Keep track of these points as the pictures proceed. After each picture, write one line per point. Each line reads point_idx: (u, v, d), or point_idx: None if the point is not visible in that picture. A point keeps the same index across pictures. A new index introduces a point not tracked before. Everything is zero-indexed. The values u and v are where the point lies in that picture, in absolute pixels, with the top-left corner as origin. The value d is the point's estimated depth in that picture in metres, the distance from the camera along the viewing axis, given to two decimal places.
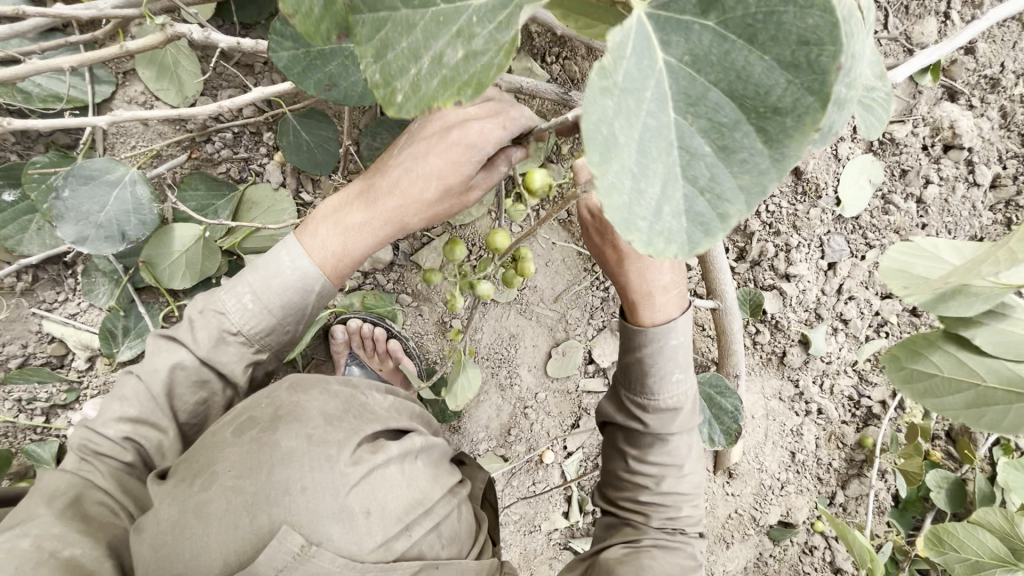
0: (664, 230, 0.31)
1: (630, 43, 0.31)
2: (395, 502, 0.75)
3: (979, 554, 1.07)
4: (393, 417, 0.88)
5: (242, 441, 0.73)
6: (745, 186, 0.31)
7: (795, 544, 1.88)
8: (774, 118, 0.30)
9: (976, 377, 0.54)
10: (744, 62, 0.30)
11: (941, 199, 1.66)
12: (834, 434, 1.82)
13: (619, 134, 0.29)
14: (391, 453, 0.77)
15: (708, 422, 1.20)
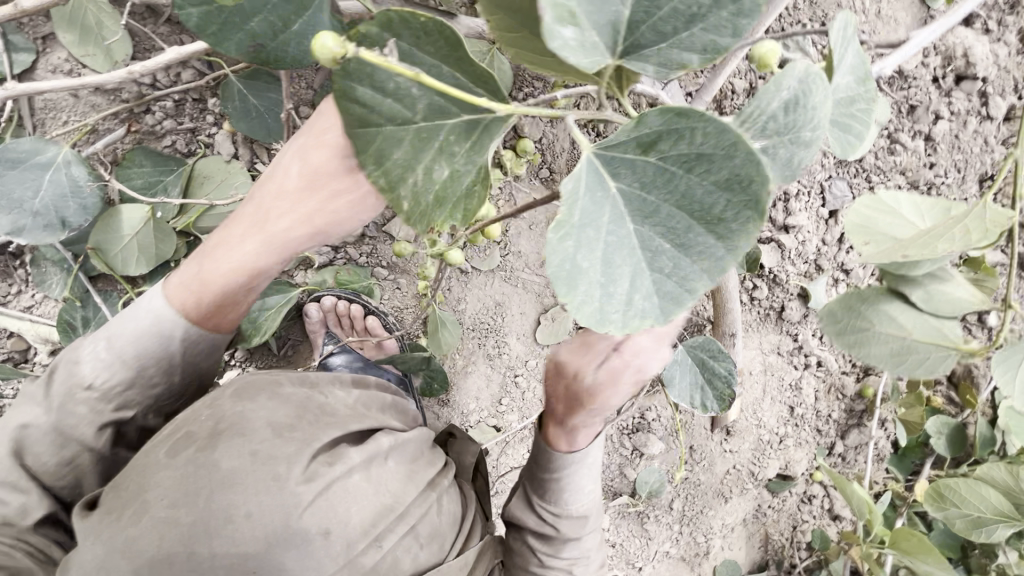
0: (637, 310, 0.45)
1: (579, 183, 0.46)
2: (358, 514, 0.72)
3: (983, 511, 1.04)
4: (358, 416, 0.84)
5: (177, 463, 0.68)
6: (707, 269, 0.45)
7: (794, 495, 1.88)
8: (722, 223, 0.43)
9: (906, 331, 0.67)
10: (686, 187, 0.44)
11: (951, 135, 1.57)
12: (833, 385, 1.80)
13: (584, 260, 0.45)
14: (352, 460, 0.74)
15: (700, 387, 1.15)
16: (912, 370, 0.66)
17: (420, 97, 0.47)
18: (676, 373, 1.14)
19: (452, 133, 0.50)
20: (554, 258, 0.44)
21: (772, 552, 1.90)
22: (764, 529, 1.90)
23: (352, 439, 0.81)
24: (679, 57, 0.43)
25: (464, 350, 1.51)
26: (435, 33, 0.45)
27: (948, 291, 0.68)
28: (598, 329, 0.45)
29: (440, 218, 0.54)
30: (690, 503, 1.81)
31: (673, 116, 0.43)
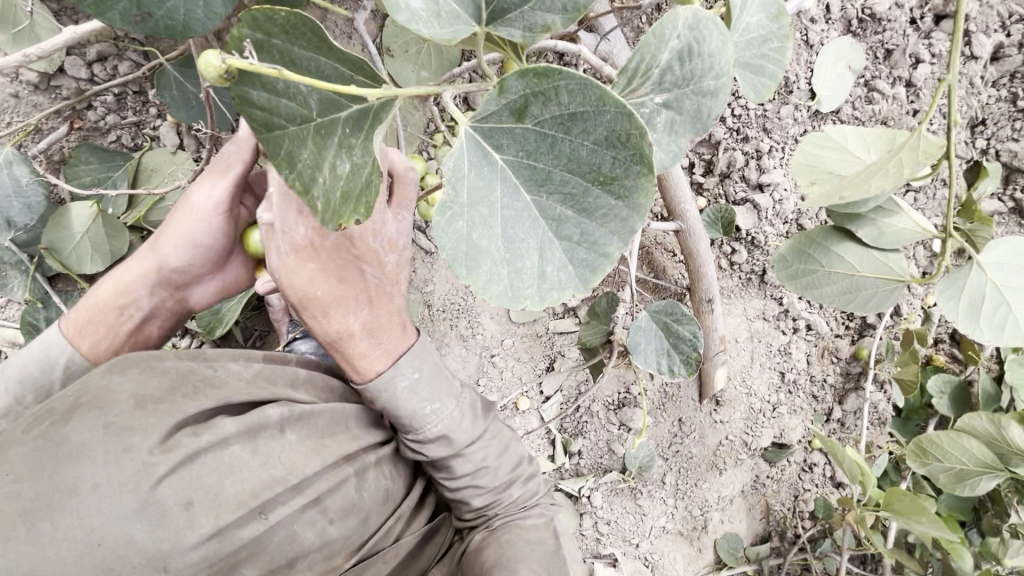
0: (552, 282, 0.40)
1: (462, 154, 0.39)
2: (231, 485, 0.71)
3: (964, 462, 1.00)
4: (246, 389, 0.84)
5: (28, 438, 0.66)
6: (617, 230, 0.38)
7: (793, 463, 1.84)
8: (615, 182, 0.37)
9: (853, 270, 0.80)
10: (571, 150, 0.37)
11: (934, 79, 1.49)
12: (826, 348, 1.74)
13: (479, 239, 0.39)
14: (225, 431, 0.74)
15: (667, 352, 1.11)
16: (863, 300, 0.82)
17: (309, 93, 0.43)
18: (640, 338, 1.10)
19: (346, 125, 0.46)
20: (442, 246, 0.39)
21: (774, 523, 1.86)
22: (764, 500, 1.85)
23: (233, 412, 0.80)
24: (542, 19, 0.41)
25: (437, 333, 1.48)
26: (300, 25, 0.41)
27: (888, 226, 0.77)
28: (514, 307, 0.40)
29: (347, 214, 0.46)
30: (684, 476, 1.78)
31: (533, 77, 0.35)
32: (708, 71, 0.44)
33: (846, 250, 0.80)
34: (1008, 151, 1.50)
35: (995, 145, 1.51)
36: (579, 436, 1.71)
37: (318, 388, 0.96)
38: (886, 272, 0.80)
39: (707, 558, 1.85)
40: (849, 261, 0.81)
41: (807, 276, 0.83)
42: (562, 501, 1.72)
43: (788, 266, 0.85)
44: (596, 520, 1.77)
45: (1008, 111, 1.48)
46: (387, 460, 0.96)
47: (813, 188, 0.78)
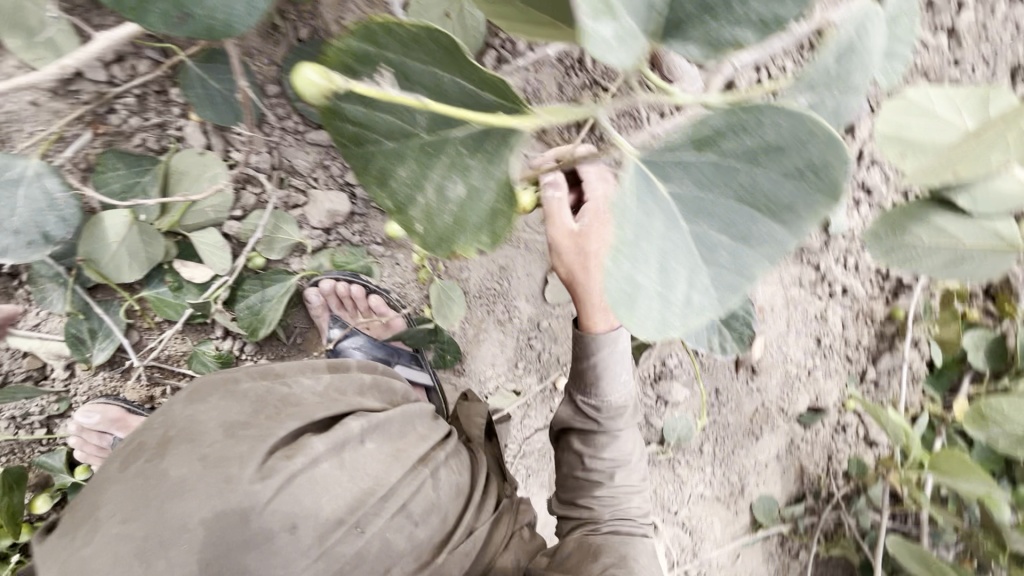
0: (697, 308, 0.36)
1: (632, 181, 0.37)
2: (331, 504, 0.86)
3: None
4: (321, 405, 0.97)
5: (128, 476, 0.79)
6: (769, 254, 0.37)
7: (827, 426, 1.84)
8: (785, 209, 0.36)
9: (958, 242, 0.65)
10: (750, 181, 0.36)
11: (978, 24, 1.41)
12: (861, 311, 1.72)
13: (641, 275, 0.34)
14: (315, 451, 0.88)
15: (719, 330, 1.09)
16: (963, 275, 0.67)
17: (420, 113, 0.42)
18: None
19: (461, 145, 0.44)
20: (608, 283, 0.34)
21: (808, 484, 1.88)
22: (798, 463, 1.87)
23: (316, 428, 0.94)
24: (729, 34, 0.39)
25: (473, 319, 1.47)
26: (427, 39, 0.39)
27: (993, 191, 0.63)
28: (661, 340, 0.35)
29: (462, 243, 0.47)
30: (720, 444, 1.80)
31: (739, 112, 0.36)
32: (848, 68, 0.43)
33: (950, 222, 0.65)
34: None
35: None
36: None
37: (382, 393, 1.09)
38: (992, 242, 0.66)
39: (743, 520, 1.90)
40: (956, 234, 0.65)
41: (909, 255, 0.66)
42: None
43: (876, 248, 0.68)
44: None
45: None
46: (457, 457, 1.09)
47: (902, 159, 0.63)
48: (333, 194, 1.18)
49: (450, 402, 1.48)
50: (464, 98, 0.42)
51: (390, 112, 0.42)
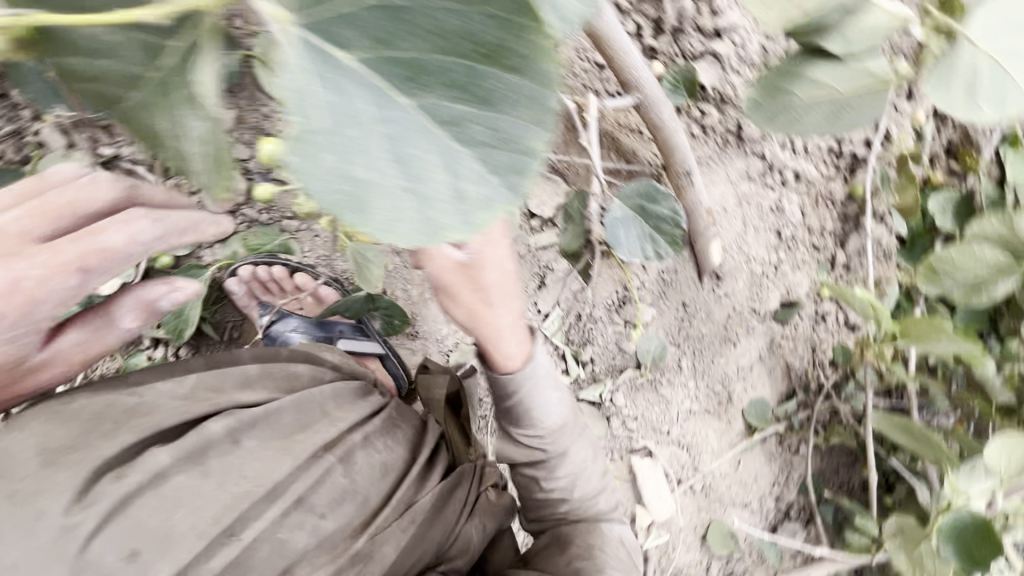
0: (475, 200, 0.28)
1: (301, 54, 0.28)
2: (185, 518, 0.81)
3: (979, 270, 0.93)
4: (179, 409, 0.93)
5: None
6: (530, 113, 0.27)
7: (805, 320, 1.78)
8: (502, 49, 0.26)
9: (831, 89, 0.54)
10: (437, 15, 0.26)
11: None
12: (820, 195, 1.65)
13: (359, 171, 0.26)
14: (160, 464, 0.84)
15: (649, 237, 1.04)
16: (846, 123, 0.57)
17: (124, 44, 0.42)
18: (618, 230, 1.03)
19: (175, 74, 0.43)
20: (319, 194, 0.26)
21: (797, 380, 1.83)
22: (783, 360, 1.82)
23: (173, 433, 0.91)
24: None
25: (415, 278, 1.42)
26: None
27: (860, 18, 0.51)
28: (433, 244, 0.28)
29: (215, 184, 0.49)
30: (698, 357, 1.77)
31: None
32: None
33: (828, 74, 0.53)
34: None
35: None
36: (587, 345, 1.73)
37: (275, 380, 1.07)
38: (867, 79, 0.55)
39: (738, 428, 1.86)
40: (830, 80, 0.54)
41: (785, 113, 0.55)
42: (589, 411, 1.78)
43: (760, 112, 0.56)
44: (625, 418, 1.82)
45: None
46: (378, 436, 1.08)
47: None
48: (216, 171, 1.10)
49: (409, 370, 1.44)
50: (127, 2, 0.38)
51: (98, 53, 0.43)
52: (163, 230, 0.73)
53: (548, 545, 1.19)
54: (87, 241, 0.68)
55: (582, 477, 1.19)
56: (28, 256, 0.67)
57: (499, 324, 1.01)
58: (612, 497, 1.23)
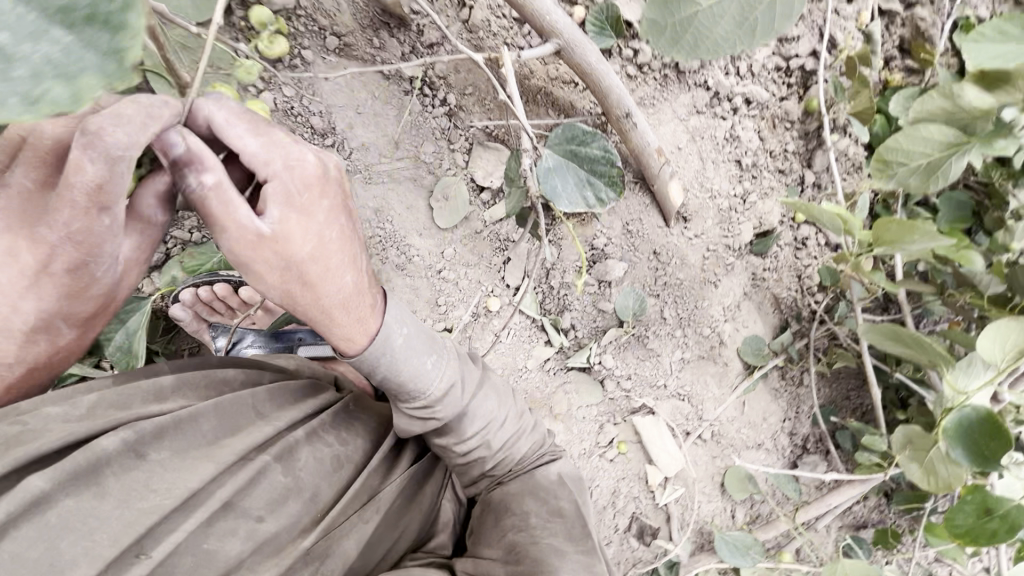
0: None
1: None
2: (76, 546, 0.68)
3: (929, 153, 0.90)
4: (74, 425, 0.78)
5: None
6: None
7: (784, 248, 1.72)
8: None
9: None
10: None
11: None
12: (775, 116, 1.58)
13: None
14: (37, 489, 0.68)
15: (588, 183, 1.03)
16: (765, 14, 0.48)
17: None
18: (554, 179, 1.02)
19: None
20: None
21: (788, 310, 1.78)
22: (771, 293, 1.76)
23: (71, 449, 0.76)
24: None
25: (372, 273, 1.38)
26: None
27: None
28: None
29: None
30: (681, 305, 1.72)
31: None
32: None
33: None
34: None
35: None
36: (566, 312, 1.70)
37: (196, 388, 0.94)
38: None
39: (735, 369, 1.81)
40: None
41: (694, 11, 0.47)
42: (579, 377, 1.79)
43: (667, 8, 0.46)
44: (618, 381, 1.79)
45: None
46: (327, 430, 1.02)
47: None
48: None
49: None
50: None
51: None
52: (140, 143, 0.64)
53: (485, 511, 1.10)
54: (81, 183, 0.64)
55: (495, 427, 1.09)
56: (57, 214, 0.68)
57: (331, 303, 0.90)
58: (538, 434, 1.17)
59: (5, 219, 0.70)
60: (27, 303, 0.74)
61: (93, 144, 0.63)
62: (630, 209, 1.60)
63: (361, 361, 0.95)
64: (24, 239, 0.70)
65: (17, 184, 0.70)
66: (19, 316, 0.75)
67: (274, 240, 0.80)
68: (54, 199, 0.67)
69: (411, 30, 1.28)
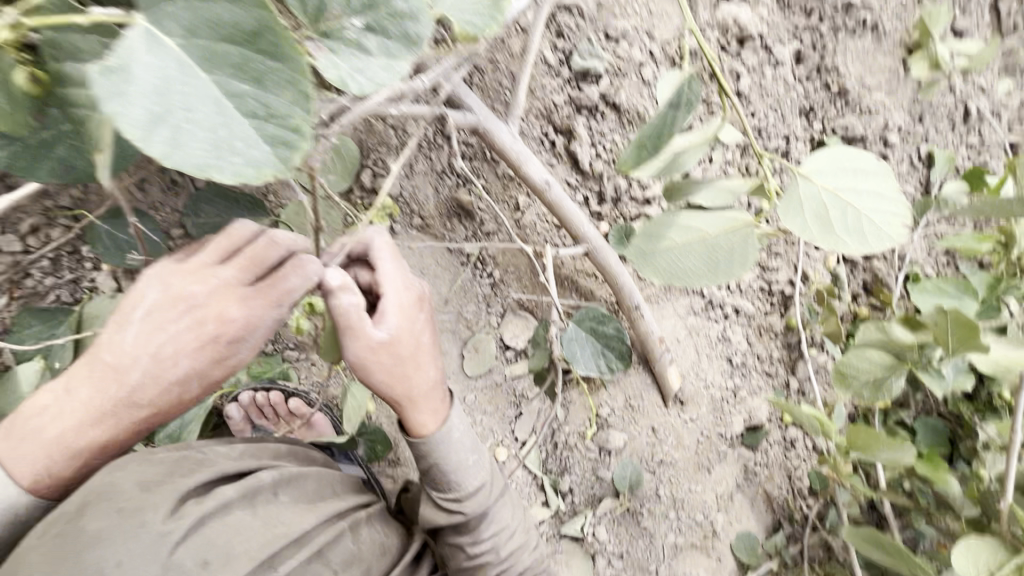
0: None
1: None
2: (239, 545, 0.88)
3: (875, 371, 1.13)
4: (235, 461, 1.01)
5: (46, 539, 0.81)
6: None
7: (775, 445, 1.84)
8: None
9: (702, 232, 0.89)
10: None
11: (757, 85, 1.67)
12: (762, 327, 1.85)
13: None
14: (226, 496, 0.92)
15: (603, 353, 1.26)
16: (720, 259, 0.88)
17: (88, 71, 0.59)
18: (574, 347, 1.26)
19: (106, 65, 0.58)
20: None
21: (779, 509, 1.83)
22: (762, 489, 1.84)
23: (228, 479, 0.98)
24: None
25: None
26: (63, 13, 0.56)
27: (707, 192, 0.97)
28: (198, 175, 0.42)
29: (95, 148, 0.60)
30: (676, 486, 1.80)
31: None
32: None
33: (695, 222, 0.90)
34: (842, 127, 1.71)
35: (830, 125, 1.71)
36: (566, 473, 1.81)
37: (299, 457, 1.17)
38: (722, 226, 0.90)
39: (729, 565, 1.80)
40: (697, 228, 0.90)
41: (664, 249, 0.88)
42: (570, 546, 1.81)
43: (650, 241, 0.90)
44: (609, 556, 1.80)
45: (828, 97, 1.70)
46: (377, 518, 1.16)
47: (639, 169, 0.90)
48: None
49: (392, 495, 1.48)
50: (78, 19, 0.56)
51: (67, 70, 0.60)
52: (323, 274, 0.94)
53: None
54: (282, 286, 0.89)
55: (505, 537, 1.20)
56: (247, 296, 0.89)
57: (416, 392, 1.08)
58: (538, 553, 1.27)
59: (201, 296, 0.87)
60: (184, 362, 0.88)
61: (303, 267, 0.91)
62: (633, 387, 1.78)
63: (433, 446, 1.11)
64: (216, 316, 0.87)
65: (221, 278, 0.89)
66: (172, 371, 0.88)
67: (390, 343, 1.01)
68: (247, 290, 0.89)
69: (474, 220, 1.63)
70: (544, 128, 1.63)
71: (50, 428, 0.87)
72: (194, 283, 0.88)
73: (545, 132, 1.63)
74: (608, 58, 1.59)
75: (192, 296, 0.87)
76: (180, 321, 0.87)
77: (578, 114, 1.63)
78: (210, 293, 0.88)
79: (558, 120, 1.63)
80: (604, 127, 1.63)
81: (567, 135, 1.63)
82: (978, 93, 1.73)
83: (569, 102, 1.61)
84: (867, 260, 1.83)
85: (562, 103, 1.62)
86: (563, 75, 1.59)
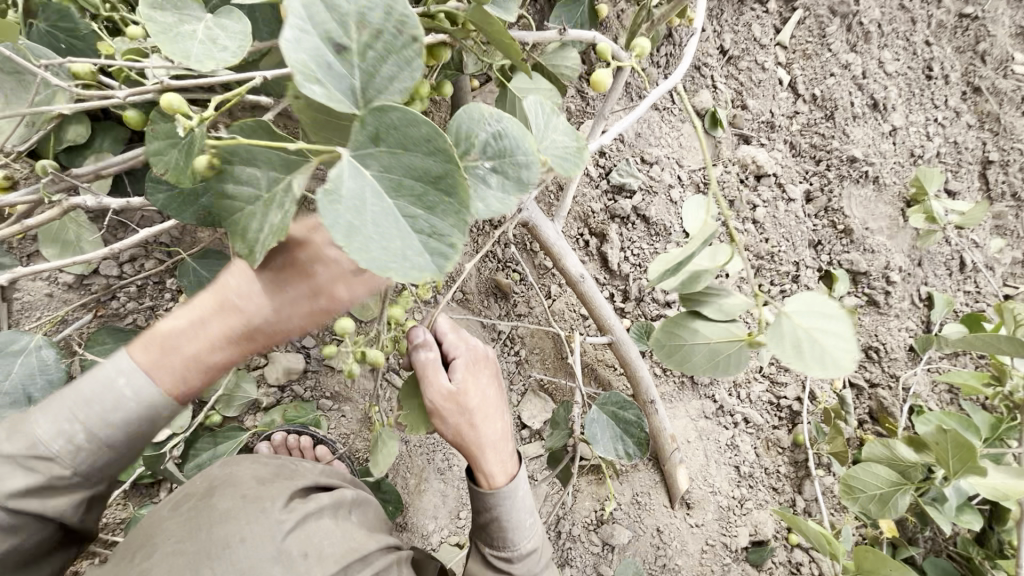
0: None
1: None
2: (329, 547, 0.94)
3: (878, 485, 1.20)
4: (317, 475, 1.12)
5: (182, 511, 0.95)
6: None
7: (780, 566, 1.81)
8: None
9: (708, 339, 1.01)
10: None
11: (771, 216, 1.89)
12: (769, 440, 1.90)
13: None
14: (321, 502, 1.01)
15: (620, 438, 1.34)
16: (723, 362, 1.02)
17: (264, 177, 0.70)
18: (595, 429, 1.33)
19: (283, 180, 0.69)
20: None
21: None
22: None
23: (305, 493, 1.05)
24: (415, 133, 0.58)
25: (415, 467, 1.60)
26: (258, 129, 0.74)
27: (721, 304, 1.02)
28: (379, 273, 0.55)
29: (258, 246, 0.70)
30: None
31: None
32: (516, 147, 0.76)
33: (704, 331, 1.01)
34: (846, 261, 1.90)
35: (835, 258, 1.91)
36: (566, 565, 1.78)
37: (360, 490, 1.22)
38: (730, 336, 1.01)
39: None
40: (706, 336, 1.01)
41: (672, 354, 1.03)
42: None
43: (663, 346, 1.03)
44: None
45: (833, 233, 1.91)
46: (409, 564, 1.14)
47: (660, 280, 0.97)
48: (288, 356, 1.48)
49: None
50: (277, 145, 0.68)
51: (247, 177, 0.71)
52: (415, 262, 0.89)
53: None
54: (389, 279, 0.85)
55: None
56: (356, 286, 0.84)
57: (486, 441, 1.15)
58: None
59: (323, 274, 0.83)
60: (296, 327, 0.88)
61: None
62: (640, 483, 1.81)
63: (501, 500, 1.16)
64: (329, 296, 0.85)
65: (340, 264, 0.83)
66: (286, 331, 0.89)
67: (458, 395, 1.09)
68: (360, 277, 0.84)
69: (507, 301, 1.78)
70: (580, 229, 1.84)
71: (184, 346, 0.88)
72: (317, 262, 0.83)
73: (580, 233, 1.84)
74: (642, 177, 1.81)
75: (315, 273, 0.83)
76: (301, 296, 0.85)
77: (611, 221, 1.84)
78: (328, 276, 0.83)
79: (593, 224, 1.83)
80: (633, 234, 1.83)
81: (599, 238, 1.83)
82: (972, 247, 1.92)
83: (605, 209, 1.83)
84: (873, 387, 1.92)
85: (597, 210, 1.83)
86: (602, 187, 1.82)
